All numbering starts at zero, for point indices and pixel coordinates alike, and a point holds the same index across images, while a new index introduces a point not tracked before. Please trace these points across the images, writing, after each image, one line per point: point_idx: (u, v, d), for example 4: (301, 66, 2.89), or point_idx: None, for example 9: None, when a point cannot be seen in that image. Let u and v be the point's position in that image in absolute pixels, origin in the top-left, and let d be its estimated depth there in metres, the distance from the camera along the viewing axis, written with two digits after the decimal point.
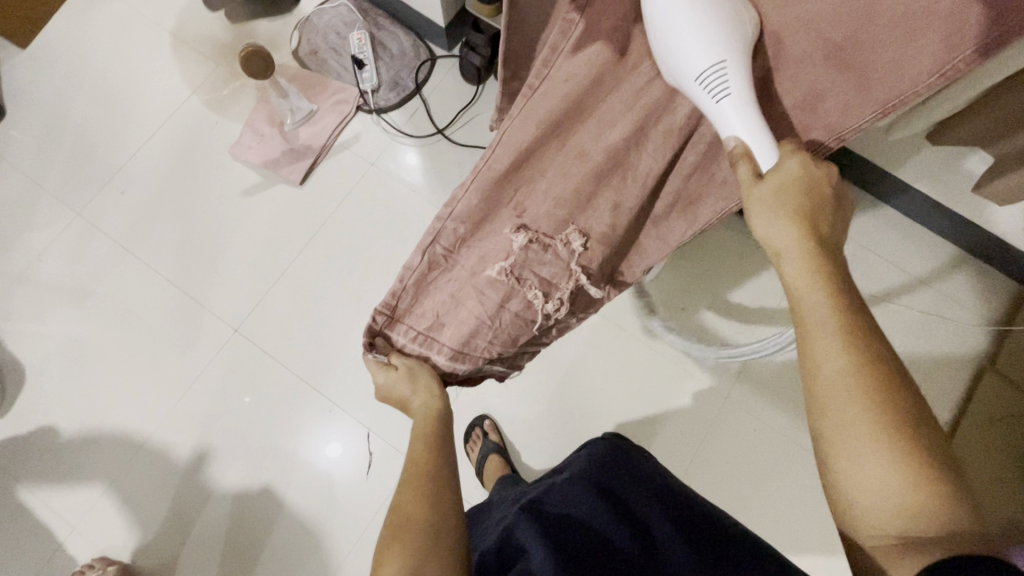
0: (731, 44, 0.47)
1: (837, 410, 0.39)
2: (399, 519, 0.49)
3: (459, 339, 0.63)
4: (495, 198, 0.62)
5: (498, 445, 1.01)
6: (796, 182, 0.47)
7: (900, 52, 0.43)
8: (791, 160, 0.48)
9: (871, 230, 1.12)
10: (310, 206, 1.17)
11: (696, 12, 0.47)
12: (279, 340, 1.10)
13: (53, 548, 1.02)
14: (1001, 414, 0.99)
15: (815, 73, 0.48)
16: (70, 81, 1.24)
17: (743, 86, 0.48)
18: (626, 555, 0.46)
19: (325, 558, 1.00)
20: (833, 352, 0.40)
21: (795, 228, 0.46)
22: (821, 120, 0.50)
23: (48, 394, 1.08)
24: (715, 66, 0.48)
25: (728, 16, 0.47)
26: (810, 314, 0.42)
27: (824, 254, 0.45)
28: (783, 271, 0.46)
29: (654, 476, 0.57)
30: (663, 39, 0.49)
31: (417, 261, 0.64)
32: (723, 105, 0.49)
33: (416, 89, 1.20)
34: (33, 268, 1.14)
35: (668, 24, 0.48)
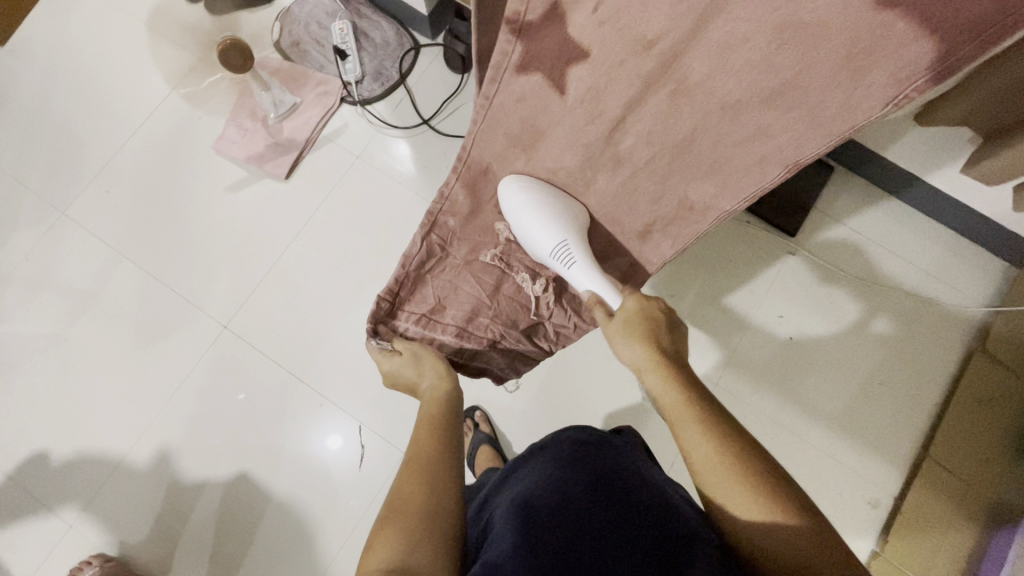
0: (567, 227, 0.66)
1: (723, 488, 0.45)
2: (394, 498, 0.47)
3: (461, 319, 0.71)
4: (478, 198, 0.71)
5: (489, 436, 1.03)
6: (637, 315, 0.59)
7: (847, 93, 0.45)
8: (629, 302, 0.61)
9: (862, 212, 1.11)
10: (298, 199, 1.16)
11: (537, 208, 0.65)
12: (269, 334, 1.10)
13: (48, 545, 1.03)
14: (985, 396, 1.00)
15: (759, 114, 0.50)
16: (51, 78, 1.22)
17: (583, 254, 0.66)
18: (597, 545, 0.45)
19: (320, 551, 1.01)
20: (699, 444, 0.47)
21: (646, 347, 0.56)
22: (775, 153, 0.52)
23: (39, 393, 1.08)
24: (560, 245, 0.66)
25: (559, 211, 0.66)
26: (673, 415, 0.50)
27: (670, 361, 0.54)
28: (647, 383, 0.55)
29: (636, 462, 0.58)
30: (522, 226, 0.67)
31: (415, 250, 0.69)
32: (574, 270, 0.66)
33: (400, 79, 1.19)
34: (21, 268, 1.13)
35: (522, 216, 0.66)
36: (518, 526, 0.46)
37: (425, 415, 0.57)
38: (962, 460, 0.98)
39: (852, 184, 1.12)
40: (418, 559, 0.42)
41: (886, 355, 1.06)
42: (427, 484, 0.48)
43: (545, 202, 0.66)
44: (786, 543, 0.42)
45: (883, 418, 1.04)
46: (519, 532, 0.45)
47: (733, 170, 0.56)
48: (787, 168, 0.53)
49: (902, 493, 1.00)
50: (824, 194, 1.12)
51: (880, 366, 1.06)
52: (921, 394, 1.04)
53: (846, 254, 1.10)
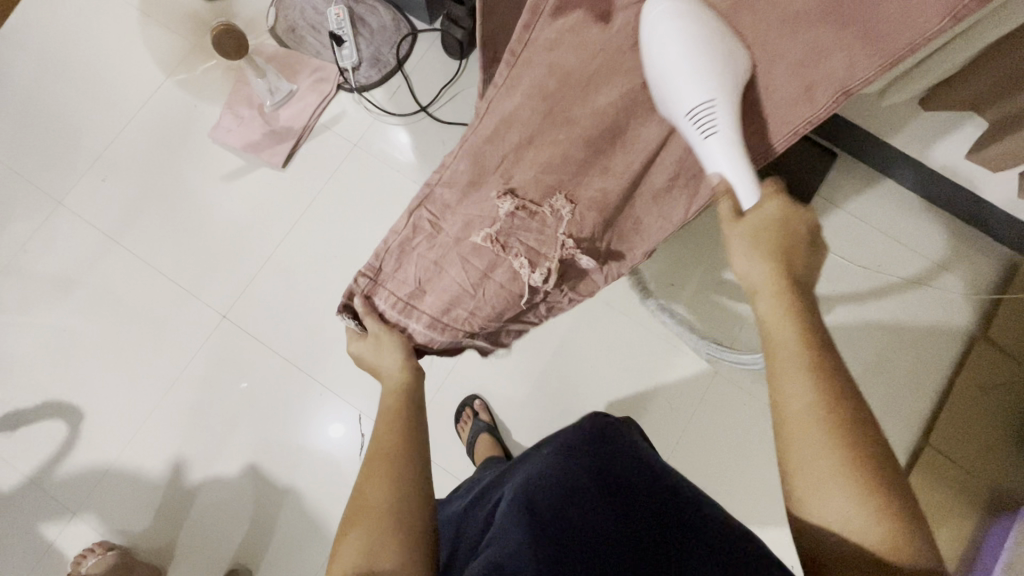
0: (720, 84, 0.53)
1: (808, 446, 0.42)
2: (358, 501, 0.48)
3: (439, 308, 0.64)
4: (481, 167, 0.64)
5: (488, 424, 1.02)
6: (771, 225, 0.50)
7: (906, 6, 0.48)
8: (768, 205, 0.51)
9: (863, 198, 1.10)
10: (295, 188, 1.15)
11: (693, 50, 0.53)
12: (268, 324, 1.10)
13: (53, 533, 1.04)
14: (987, 382, 1.00)
15: (817, 32, 0.52)
16: (45, 66, 1.21)
17: (728, 124, 0.54)
18: (592, 541, 0.45)
19: (322, 537, 1.02)
20: (801, 394, 0.43)
21: (768, 267, 0.48)
22: (826, 76, 0.53)
23: (39, 384, 1.09)
24: (706, 104, 0.53)
25: (720, 60, 0.53)
26: (778, 358, 0.45)
27: (794, 290, 0.48)
28: (758, 307, 0.49)
29: (654, 469, 0.55)
30: (660, 73, 0.55)
31: (402, 226, 0.66)
32: (710, 141, 0.54)
33: (397, 65, 1.17)
34: (19, 258, 1.13)
35: (665, 59, 0.55)
36: (529, 506, 0.48)
37: (392, 407, 0.57)
38: (964, 449, 0.97)
39: (853, 170, 1.11)
40: (384, 562, 0.44)
41: (886, 341, 1.05)
42: (400, 476, 0.49)
43: (699, 44, 0.53)
44: (849, 526, 0.41)
45: (882, 403, 1.03)
46: (525, 526, 0.46)
47: (776, 103, 0.56)
48: (838, 96, 0.53)
49: None
50: (827, 181, 1.11)
51: (883, 351, 1.05)
52: (920, 382, 1.03)
53: (849, 242, 1.09)
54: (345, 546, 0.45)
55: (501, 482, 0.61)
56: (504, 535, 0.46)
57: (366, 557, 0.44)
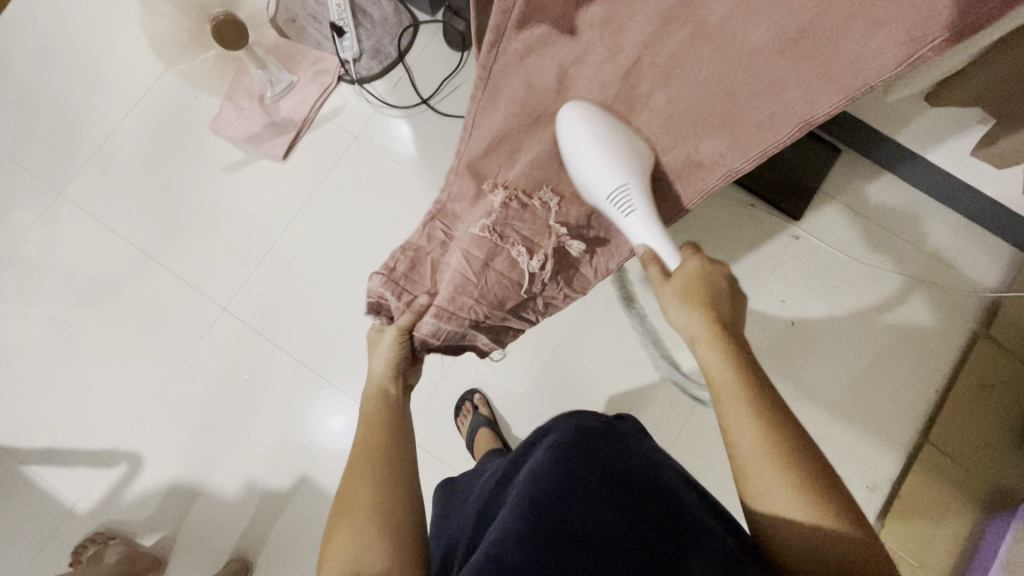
0: (629, 171, 0.65)
1: (763, 483, 0.43)
2: (344, 501, 0.48)
3: (445, 296, 0.66)
4: (479, 175, 0.72)
5: (487, 418, 1.01)
6: (696, 278, 0.56)
7: (861, 45, 0.52)
8: (689, 263, 0.57)
9: (869, 195, 1.09)
10: (296, 179, 1.15)
11: (599, 147, 0.64)
12: (269, 317, 1.10)
13: (54, 523, 1.04)
14: (990, 381, 0.99)
15: (776, 66, 0.56)
16: (44, 56, 1.20)
17: (643, 204, 0.65)
18: (595, 539, 0.43)
19: (322, 529, 1.03)
20: (746, 433, 0.45)
21: (701, 316, 0.53)
22: (788, 109, 0.58)
23: (40, 375, 1.09)
24: (621, 188, 0.64)
25: (623, 153, 0.65)
26: (722, 400, 0.48)
27: (729, 335, 0.52)
28: (698, 354, 0.52)
29: (653, 468, 0.54)
30: (578, 161, 0.66)
31: (419, 236, 0.72)
32: (631, 218, 0.65)
33: (398, 57, 1.17)
34: (19, 249, 1.13)
35: (579, 153, 0.65)
36: (530, 502, 0.48)
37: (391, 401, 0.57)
38: (963, 447, 0.97)
39: (858, 165, 1.10)
40: (375, 561, 0.43)
41: (889, 339, 1.05)
42: (398, 464, 0.51)
43: (603, 140, 0.65)
44: (817, 555, 0.41)
45: (883, 401, 1.03)
46: (528, 525, 0.45)
47: (746, 125, 0.61)
48: (800, 126, 0.58)
49: (901, 477, 1.00)
50: (832, 176, 1.10)
51: (883, 351, 1.05)
52: (923, 379, 1.03)
53: (854, 241, 1.08)
54: (333, 548, 0.44)
55: (499, 481, 0.60)
56: (501, 532, 0.45)
57: (354, 558, 0.43)
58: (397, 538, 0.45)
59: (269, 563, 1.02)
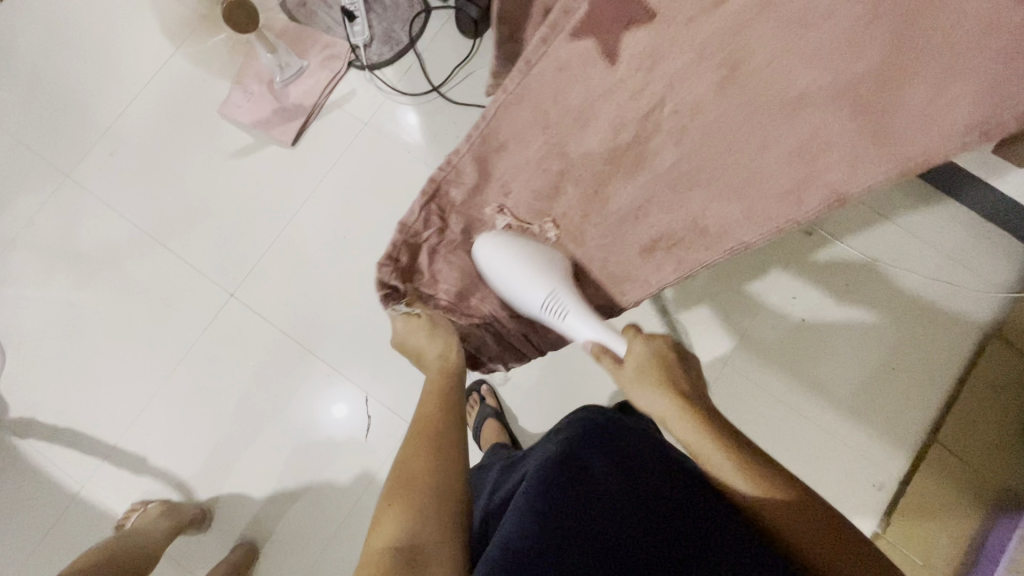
0: (554, 279, 0.68)
1: (771, 525, 0.47)
2: (401, 474, 0.48)
3: (451, 294, 0.75)
4: (485, 169, 0.68)
5: (495, 410, 1.03)
6: (648, 360, 0.58)
7: (930, 99, 0.45)
8: (637, 344, 0.60)
9: (888, 190, 1.07)
10: (306, 166, 1.14)
11: (519, 263, 0.68)
12: (277, 304, 1.09)
13: (65, 503, 1.05)
14: (1000, 382, 1.00)
15: (825, 117, 0.49)
16: (52, 35, 1.18)
17: (575, 303, 0.67)
18: (612, 541, 0.43)
19: (329, 516, 1.04)
20: (742, 492, 0.48)
21: (666, 398, 0.54)
22: (818, 176, 0.52)
23: (49, 356, 1.09)
24: (549, 297, 0.67)
25: (543, 264, 0.69)
26: (708, 464, 0.50)
27: (699, 412, 0.52)
28: (671, 429, 0.54)
29: (671, 462, 0.53)
30: (503, 282, 0.69)
31: (414, 218, 0.69)
32: (568, 320, 0.67)
33: (410, 43, 1.15)
34: (28, 230, 1.12)
35: (502, 274, 0.69)
36: (544, 487, 0.47)
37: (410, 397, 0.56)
38: (974, 449, 0.97)
39: None
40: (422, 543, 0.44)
41: (901, 339, 1.04)
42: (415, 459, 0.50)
43: (522, 258, 0.69)
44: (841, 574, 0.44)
45: (893, 400, 1.03)
46: (544, 525, 0.43)
47: (763, 191, 0.56)
48: (828, 200, 0.53)
49: (907, 475, 1.00)
50: None
51: (895, 352, 1.04)
52: (934, 380, 1.03)
53: (871, 240, 1.07)
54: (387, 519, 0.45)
55: (513, 472, 0.60)
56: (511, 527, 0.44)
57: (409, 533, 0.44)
58: (445, 521, 0.46)
59: (275, 548, 1.03)
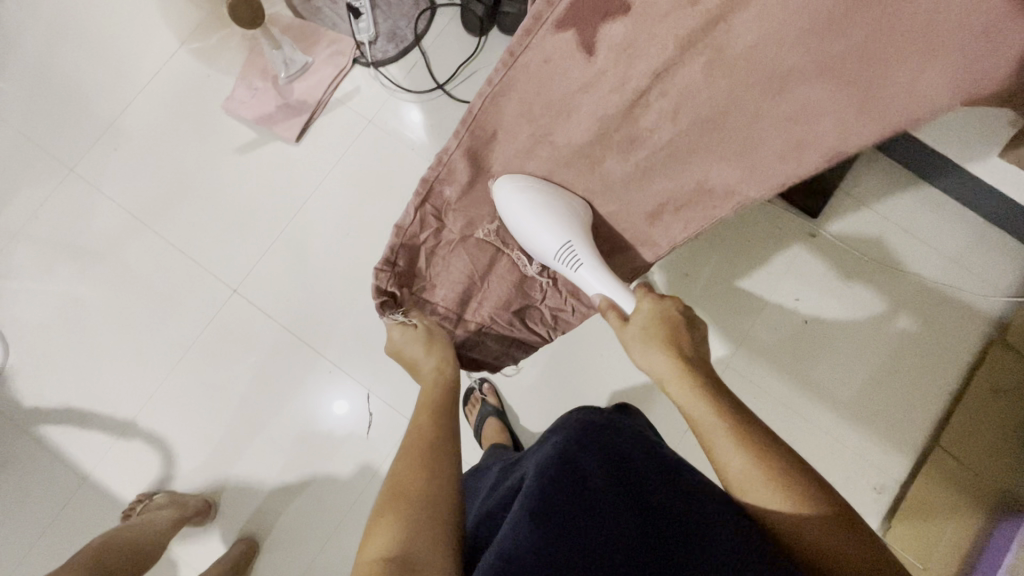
0: (571, 230, 0.69)
1: (761, 493, 0.47)
2: (395, 491, 0.48)
3: (452, 296, 0.78)
4: (478, 161, 0.71)
5: (496, 408, 1.03)
6: (653, 316, 0.63)
7: (914, 74, 0.48)
8: (644, 304, 0.64)
9: (892, 196, 1.07)
10: (309, 163, 1.14)
11: (535, 211, 0.69)
12: (279, 300, 1.09)
13: (65, 497, 1.05)
14: (1003, 387, 0.98)
15: (816, 90, 0.52)
16: (57, 30, 1.18)
17: (589, 255, 0.69)
18: (609, 537, 0.43)
19: (327, 513, 1.04)
20: (734, 457, 0.49)
21: (666, 354, 0.58)
22: (816, 138, 0.56)
23: (50, 352, 1.09)
24: (564, 246, 0.69)
25: (561, 214, 0.69)
26: (703, 428, 0.52)
27: (693, 369, 0.57)
28: (670, 393, 0.57)
29: (665, 460, 0.53)
30: (521, 226, 0.70)
31: (410, 221, 0.73)
32: (581, 271, 0.69)
33: (415, 40, 1.15)
34: (30, 225, 1.12)
35: (519, 219, 0.70)
36: (540, 487, 0.47)
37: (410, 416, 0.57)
38: (975, 452, 0.97)
39: (881, 166, 1.08)
40: (418, 548, 0.43)
41: (902, 341, 1.04)
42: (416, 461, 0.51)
43: (539, 205, 0.69)
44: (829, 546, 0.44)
45: (892, 404, 1.03)
46: (540, 522, 0.43)
47: (762, 155, 0.61)
48: (826, 158, 0.58)
49: (908, 479, 1.00)
50: (850, 173, 1.08)
51: (896, 355, 1.04)
52: (935, 383, 1.03)
53: (872, 244, 1.06)
54: (381, 528, 0.45)
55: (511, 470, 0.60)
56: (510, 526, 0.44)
57: (403, 540, 0.43)
58: (438, 531, 0.45)
59: (275, 543, 1.03)
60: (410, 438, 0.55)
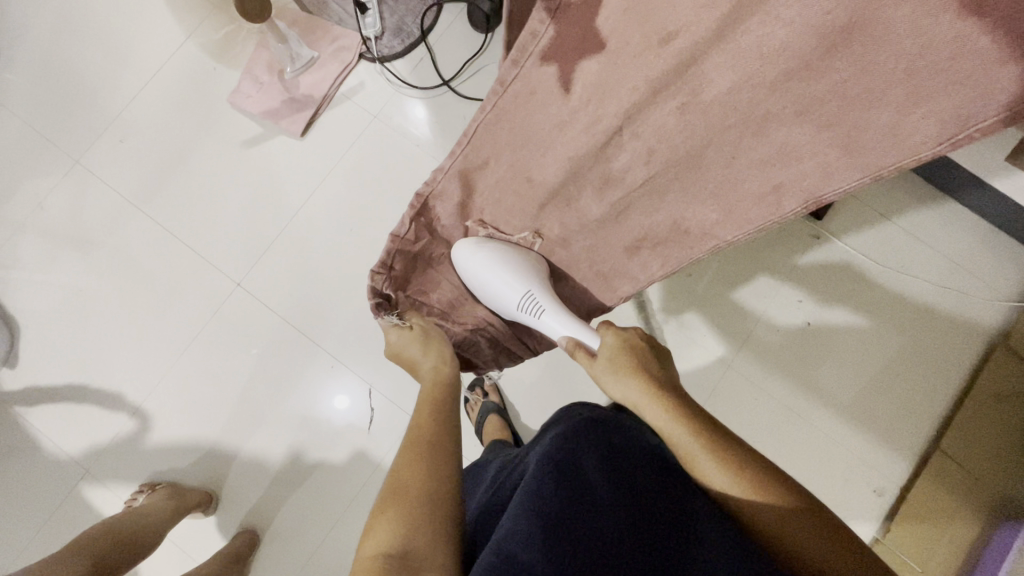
0: (531, 281, 0.72)
1: (752, 508, 0.47)
2: (392, 490, 0.48)
3: (446, 300, 0.79)
4: (468, 184, 0.72)
5: (497, 405, 1.03)
6: (619, 348, 0.63)
7: (897, 118, 0.47)
8: (609, 336, 0.65)
9: (898, 197, 1.07)
10: (315, 157, 1.14)
11: (495, 267, 0.73)
12: (282, 293, 1.10)
13: (69, 487, 1.06)
14: (1004, 392, 0.98)
15: (791, 130, 0.52)
16: (64, 21, 1.18)
17: (550, 303, 0.71)
18: (605, 531, 0.43)
19: (328, 506, 1.05)
20: (720, 476, 0.49)
21: (634, 381, 0.58)
22: (795, 182, 0.56)
23: (55, 343, 1.10)
24: (526, 296, 0.71)
25: (521, 268, 0.73)
26: (683, 450, 0.51)
27: (661, 389, 0.56)
28: (647, 417, 0.56)
29: (660, 457, 0.53)
30: (484, 284, 0.74)
31: (405, 230, 0.72)
32: (543, 318, 0.71)
33: (421, 36, 1.14)
34: (36, 217, 1.13)
35: (481, 276, 0.73)
36: (536, 484, 0.46)
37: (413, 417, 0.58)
38: (976, 456, 0.97)
39: None
40: (418, 545, 0.43)
41: (904, 345, 1.04)
42: (419, 457, 0.52)
43: (499, 261, 0.73)
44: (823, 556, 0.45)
45: (892, 407, 1.03)
46: (536, 519, 0.43)
47: (740, 193, 0.61)
48: (806, 203, 0.57)
49: (908, 483, 1.00)
50: None
51: (897, 358, 1.04)
52: (937, 387, 1.02)
53: (875, 245, 1.06)
54: (380, 525, 0.45)
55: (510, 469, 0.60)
56: (506, 523, 0.44)
57: (402, 539, 0.44)
58: (436, 526, 0.46)
59: (277, 536, 1.04)
60: (406, 439, 0.55)
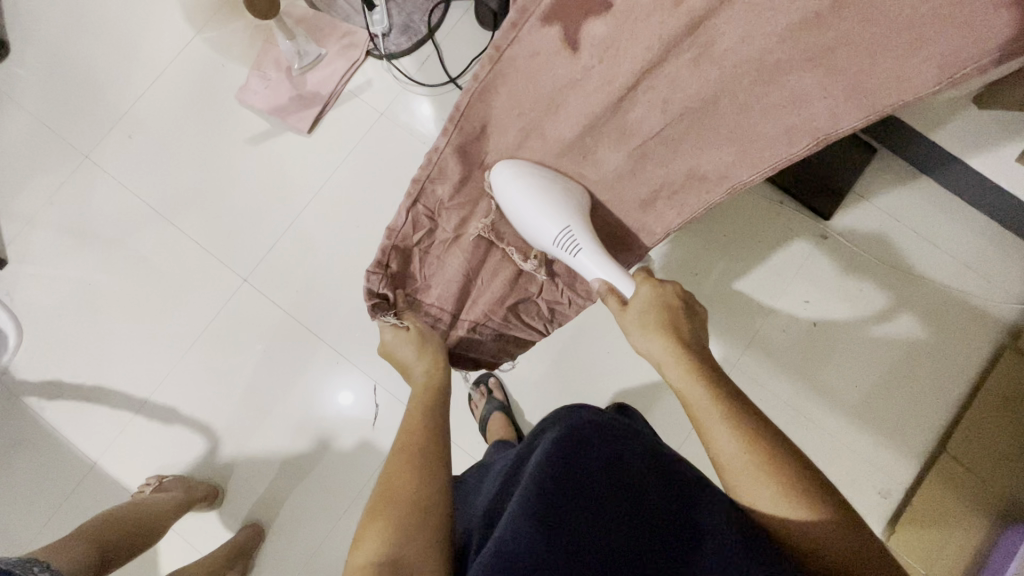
0: (571, 215, 0.69)
1: (752, 481, 0.47)
2: (386, 494, 0.49)
3: (446, 297, 0.78)
4: (467, 157, 0.73)
5: (501, 403, 1.03)
6: (654, 300, 0.62)
7: (902, 60, 0.51)
8: (644, 288, 0.64)
9: (908, 199, 1.06)
10: (321, 155, 1.14)
11: (534, 196, 0.69)
12: (287, 289, 1.10)
13: (75, 481, 1.07)
14: (1010, 394, 0.97)
15: (799, 75, 0.55)
16: (75, 18, 1.19)
17: (588, 242, 0.69)
18: (604, 539, 0.43)
19: (330, 502, 1.05)
20: (728, 442, 0.49)
21: (664, 341, 0.58)
22: (807, 124, 0.58)
23: (62, 337, 1.11)
24: (563, 231, 0.69)
25: (561, 200, 0.70)
26: (699, 413, 0.52)
27: (689, 352, 0.57)
28: (668, 376, 0.56)
29: (665, 461, 0.52)
30: (519, 213, 0.71)
31: (402, 222, 0.74)
32: (579, 257, 0.69)
33: (428, 33, 1.15)
34: (45, 211, 1.14)
35: (518, 203, 0.70)
36: (536, 488, 0.46)
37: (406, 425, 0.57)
38: (982, 457, 0.96)
39: (894, 168, 1.07)
40: (410, 555, 0.44)
41: (910, 347, 1.03)
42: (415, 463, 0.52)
43: (539, 190, 0.70)
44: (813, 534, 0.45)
45: (898, 408, 1.02)
46: (533, 524, 0.43)
47: (758, 139, 0.62)
48: (816, 140, 0.59)
49: (913, 485, 0.99)
50: (862, 178, 1.07)
51: (903, 360, 1.03)
52: (943, 389, 1.02)
53: (880, 245, 1.05)
54: (371, 534, 0.45)
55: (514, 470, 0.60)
56: (505, 527, 0.44)
57: (394, 546, 0.44)
58: (428, 533, 0.46)
59: (280, 530, 1.05)
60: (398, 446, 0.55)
